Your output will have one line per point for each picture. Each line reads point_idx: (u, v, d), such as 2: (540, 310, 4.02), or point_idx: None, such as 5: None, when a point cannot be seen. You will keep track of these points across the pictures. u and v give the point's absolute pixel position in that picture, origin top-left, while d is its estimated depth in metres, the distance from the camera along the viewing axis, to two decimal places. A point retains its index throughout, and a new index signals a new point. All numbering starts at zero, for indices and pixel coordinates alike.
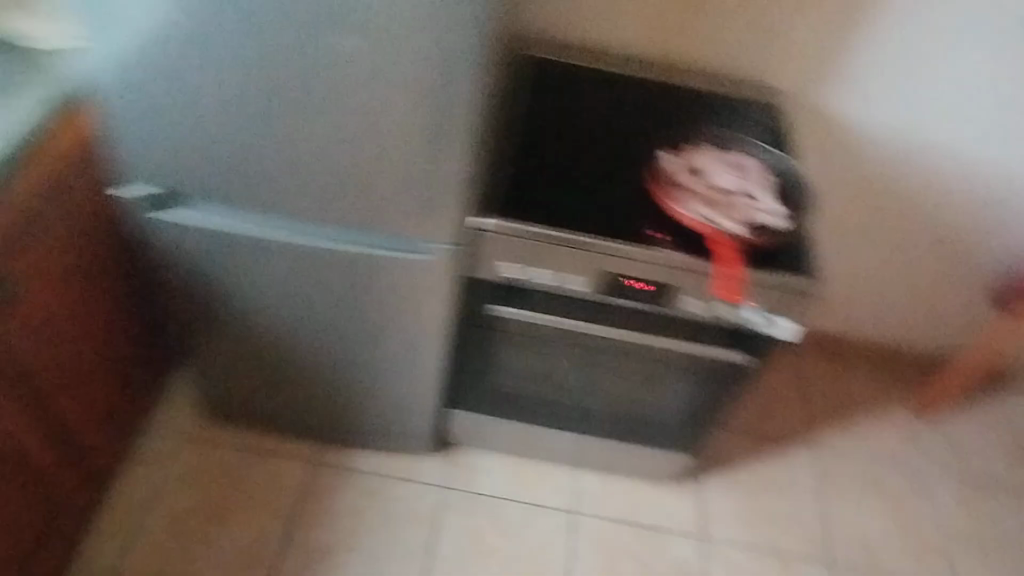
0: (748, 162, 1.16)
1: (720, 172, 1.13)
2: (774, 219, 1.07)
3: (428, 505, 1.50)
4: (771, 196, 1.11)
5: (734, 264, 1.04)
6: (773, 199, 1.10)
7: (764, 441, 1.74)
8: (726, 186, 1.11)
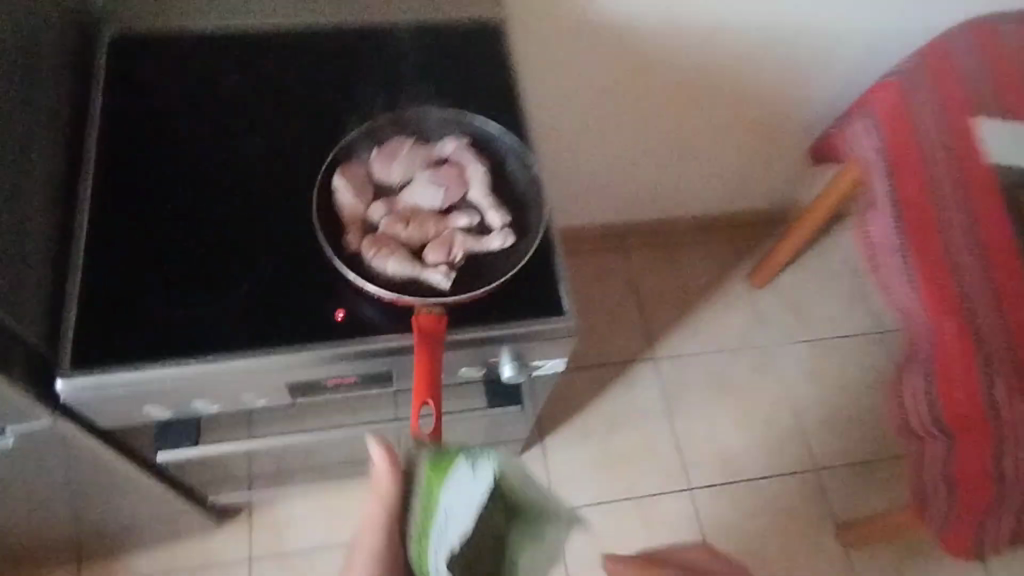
0: (448, 152, 0.81)
1: (411, 187, 0.78)
2: (496, 243, 0.76)
3: None
4: (488, 203, 0.78)
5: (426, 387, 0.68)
6: (490, 208, 0.78)
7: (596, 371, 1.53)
8: (424, 208, 0.78)
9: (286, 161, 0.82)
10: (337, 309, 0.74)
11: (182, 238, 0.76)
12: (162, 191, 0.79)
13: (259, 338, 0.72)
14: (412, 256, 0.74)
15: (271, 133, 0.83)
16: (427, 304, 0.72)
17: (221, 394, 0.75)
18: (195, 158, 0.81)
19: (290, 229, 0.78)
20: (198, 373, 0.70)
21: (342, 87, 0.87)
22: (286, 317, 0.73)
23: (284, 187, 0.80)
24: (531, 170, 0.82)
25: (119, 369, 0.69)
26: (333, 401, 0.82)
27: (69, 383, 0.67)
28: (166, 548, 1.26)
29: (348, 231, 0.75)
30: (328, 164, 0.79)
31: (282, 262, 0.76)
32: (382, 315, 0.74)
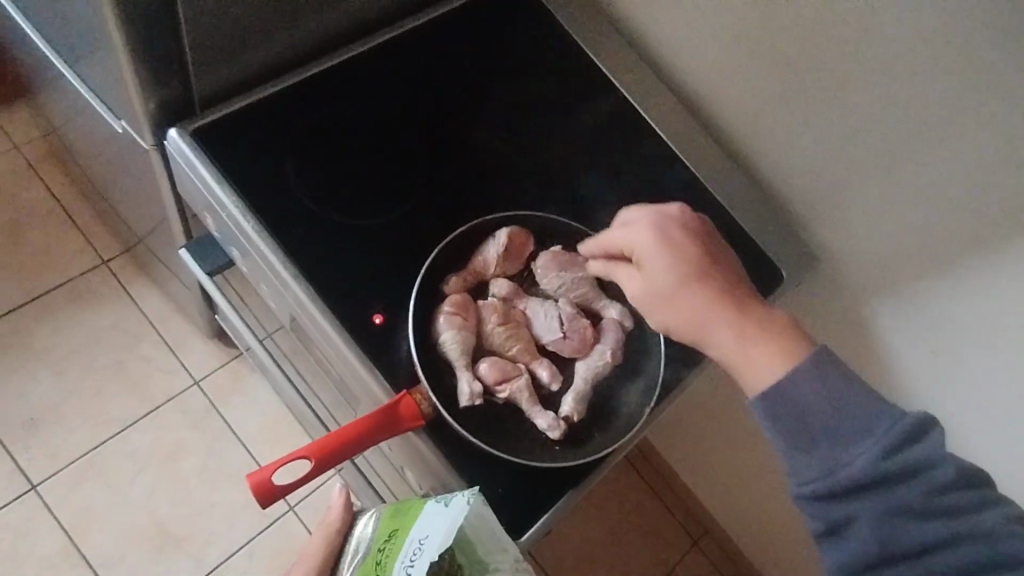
0: (605, 314, 0.71)
1: (543, 304, 0.69)
2: (540, 422, 0.65)
3: (160, 387, 1.25)
4: (578, 386, 0.67)
5: (318, 451, 0.58)
6: (573, 392, 0.67)
7: None
8: (530, 329, 0.68)
9: (502, 184, 0.77)
10: (378, 314, 0.67)
11: (369, 141, 0.76)
12: (404, 103, 0.78)
13: (319, 262, 0.68)
14: (470, 350, 0.65)
15: (521, 155, 0.79)
16: (426, 393, 0.63)
17: (249, 262, 0.72)
18: (455, 109, 0.80)
19: (442, 223, 0.73)
20: (243, 229, 0.67)
21: (606, 186, 0.81)
22: (350, 274, 0.68)
23: (478, 194, 0.76)
24: (642, 409, 0.68)
25: (208, 164, 0.68)
26: (307, 350, 0.76)
27: (176, 137, 0.69)
28: (167, 311, 1.29)
29: (458, 276, 0.68)
30: (514, 216, 0.72)
31: (398, 236, 0.72)
32: (404, 357, 0.66)
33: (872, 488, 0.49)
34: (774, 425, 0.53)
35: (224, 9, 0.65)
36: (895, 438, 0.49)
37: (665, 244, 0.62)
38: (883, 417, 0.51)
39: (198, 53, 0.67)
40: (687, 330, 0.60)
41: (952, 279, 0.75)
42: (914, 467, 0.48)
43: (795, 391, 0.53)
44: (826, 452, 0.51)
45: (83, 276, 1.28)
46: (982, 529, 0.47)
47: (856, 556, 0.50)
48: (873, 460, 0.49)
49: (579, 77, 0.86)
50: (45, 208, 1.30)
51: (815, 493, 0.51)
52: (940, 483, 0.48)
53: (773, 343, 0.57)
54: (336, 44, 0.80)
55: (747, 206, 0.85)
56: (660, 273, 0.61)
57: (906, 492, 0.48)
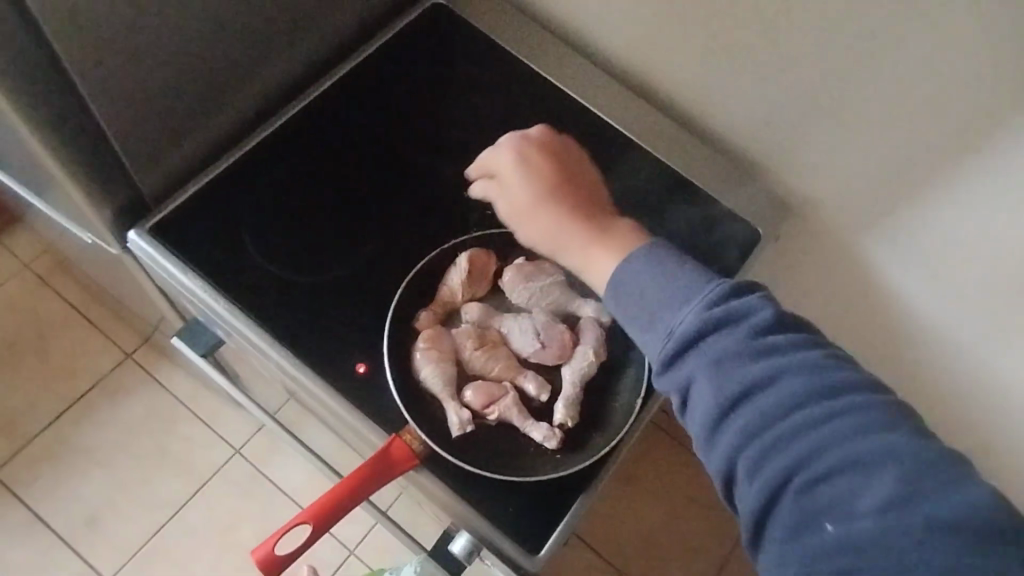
0: (581, 314, 0.71)
1: (517, 318, 0.70)
2: (535, 435, 0.66)
3: (203, 463, 1.29)
4: (567, 391, 0.67)
5: (315, 513, 0.60)
6: (562, 398, 0.67)
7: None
8: (509, 346, 0.69)
9: (459, 207, 0.78)
10: (360, 363, 0.69)
11: (321, 195, 0.77)
12: (349, 150, 0.79)
13: (295, 325, 0.70)
14: (452, 380, 0.66)
15: (472, 175, 0.80)
16: (416, 433, 0.64)
17: (233, 339, 0.74)
18: (399, 144, 0.81)
19: (407, 259, 0.74)
20: (217, 312, 0.69)
21: None
22: (327, 330, 0.70)
23: (437, 223, 0.77)
24: (635, 400, 0.68)
25: (171, 257, 0.71)
26: (311, 410, 0.78)
27: (136, 239, 0.71)
28: (194, 388, 1.33)
29: (428, 310, 0.69)
30: (472, 240, 0.73)
31: (366, 282, 0.73)
32: (392, 400, 0.67)
33: (700, 341, 0.49)
34: (623, 309, 0.55)
35: (145, 106, 0.67)
36: (714, 290, 0.50)
37: (522, 169, 0.67)
38: (706, 279, 0.51)
39: (135, 155, 0.69)
40: (547, 244, 0.65)
41: (926, 199, 0.73)
42: (732, 311, 0.48)
43: (631, 277, 0.55)
44: (661, 320, 0.51)
45: (110, 372, 1.33)
46: (807, 363, 0.46)
47: (699, 413, 0.48)
48: (697, 313, 0.49)
49: (516, 81, 0.86)
50: (63, 317, 1.36)
51: (659, 362, 0.51)
52: (762, 325, 0.47)
53: (613, 239, 0.61)
54: (272, 110, 0.81)
55: (710, 170, 0.83)
56: (520, 194, 0.66)
57: (727, 336, 0.48)
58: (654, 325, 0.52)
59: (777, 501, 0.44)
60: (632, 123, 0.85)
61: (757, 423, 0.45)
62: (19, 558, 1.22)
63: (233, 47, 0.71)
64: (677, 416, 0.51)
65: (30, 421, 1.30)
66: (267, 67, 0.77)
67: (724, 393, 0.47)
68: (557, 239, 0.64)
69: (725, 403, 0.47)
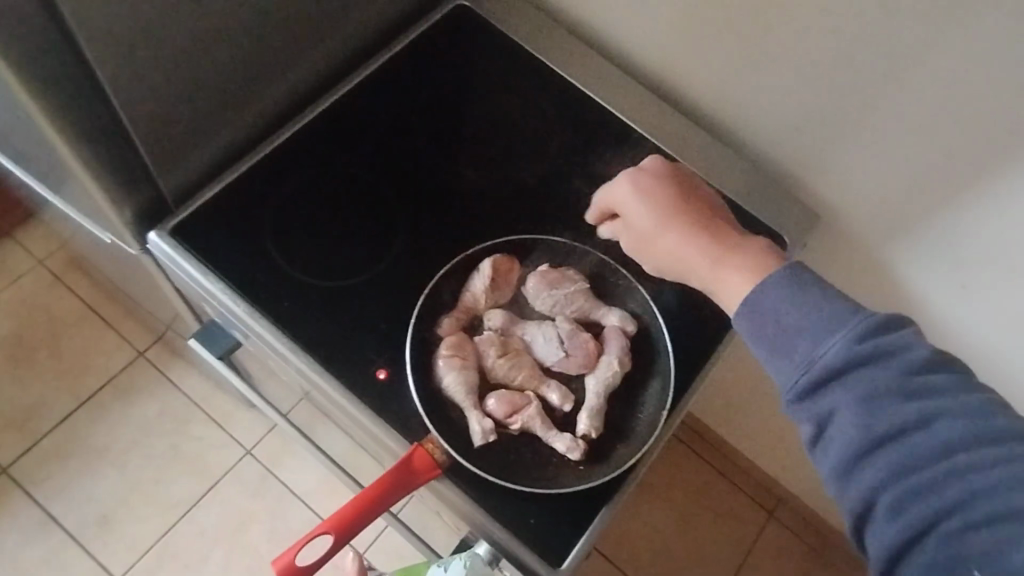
0: (605, 323, 0.70)
1: (540, 326, 0.69)
2: (559, 446, 0.64)
3: (214, 463, 1.28)
4: (591, 402, 0.66)
5: (334, 523, 0.59)
6: (586, 408, 0.66)
7: None
8: (532, 354, 0.68)
9: (481, 211, 0.77)
10: (381, 369, 0.68)
11: (341, 198, 0.76)
12: (370, 153, 0.78)
13: (316, 330, 0.69)
14: (474, 388, 0.65)
15: (494, 180, 0.79)
16: (438, 442, 0.64)
17: (252, 342, 0.74)
18: (421, 147, 0.80)
19: (429, 264, 0.73)
20: (237, 315, 0.68)
21: (587, 188, 0.79)
22: (347, 335, 0.69)
23: (459, 228, 0.76)
24: (660, 412, 0.67)
25: (192, 258, 0.70)
26: (327, 414, 0.77)
27: (156, 240, 0.70)
28: (206, 388, 1.32)
29: (451, 316, 0.68)
30: (495, 245, 0.72)
31: (386, 287, 0.72)
32: (413, 407, 0.66)
33: (848, 373, 0.47)
34: (754, 332, 0.52)
35: (167, 107, 0.66)
36: (865, 321, 0.48)
37: (642, 197, 0.67)
38: (856, 311, 0.49)
39: (157, 155, 0.68)
40: (678, 271, 0.64)
41: (965, 209, 0.72)
42: (888, 347, 0.47)
43: (767, 300, 0.53)
44: (801, 347, 0.49)
45: (123, 371, 1.33)
46: (968, 406, 0.44)
47: (843, 444, 0.47)
48: (845, 344, 0.48)
49: (539, 84, 0.85)
50: (77, 314, 1.36)
51: (797, 387, 0.49)
52: (918, 363, 0.46)
53: (744, 258, 0.59)
54: (293, 111, 0.81)
55: (737, 178, 0.82)
56: (643, 221, 0.66)
57: (881, 372, 0.46)
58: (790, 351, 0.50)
59: (920, 541, 0.43)
60: (656, 127, 0.83)
61: (908, 462, 0.44)
62: (30, 557, 1.21)
63: (256, 47, 0.71)
64: (807, 445, 0.50)
65: (42, 419, 1.29)
66: (289, 68, 0.76)
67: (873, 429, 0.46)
68: (690, 265, 0.63)
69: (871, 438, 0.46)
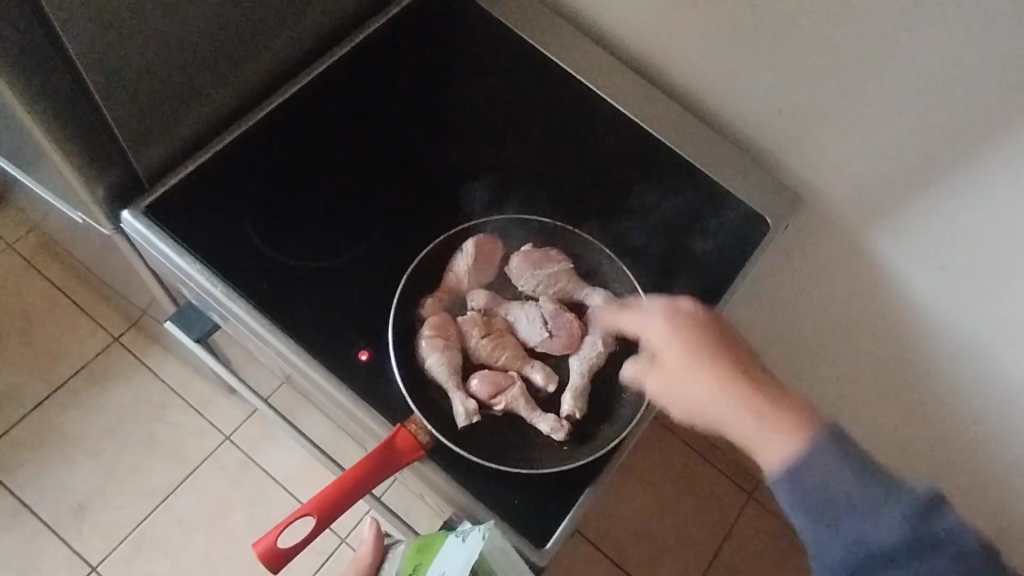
0: (589, 304, 0.70)
1: (524, 306, 0.68)
2: (543, 426, 0.64)
3: (191, 450, 1.27)
4: (575, 382, 0.66)
5: (315, 508, 0.59)
6: (570, 389, 0.66)
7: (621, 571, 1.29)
8: (516, 335, 0.67)
9: (464, 192, 0.76)
10: (363, 350, 0.67)
11: (321, 177, 0.74)
12: (350, 132, 0.77)
13: (296, 311, 0.67)
14: (458, 369, 0.65)
15: (476, 161, 0.78)
16: (422, 424, 0.62)
17: (230, 324, 0.72)
18: (403, 127, 0.79)
19: (410, 245, 0.72)
20: (216, 296, 0.67)
21: (570, 169, 0.79)
22: (328, 316, 0.68)
23: (441, 209, 0.75)
24: (643, 392, 0.67)
25: (167, 238, 0.68)
26: (308, 397, 0.76)
27: (130, 219, 0.68)
28: (184, 375, 1.30)
29: (434, 297, 0.68)
30: (478, 226, 0.71)
31: (367, 268, 0.70)
32: (396, 388, 0.65)
33: (899, 559, 0.46)
34: (796, 501, 0.49)
35: (140, 81, 0.64)
36: (920, 507, 0.46)
37: (672, 342, 0.58)
38: (902, 489, 0.47)
39: (130, 131, 0.67)
40: (706, 420, 0.56)
41: (944, 189, 0.72)
42: (940, 535, 0.46)
43: (811, 469, 0.49)
44: (850, 526, 0.48)
45: (97, 357, 1.30)
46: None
47: None
48: (900, 531, 0.46)
49: (522, 64, 0.84)
50: (50, 299, 1.33)
51: (843, 563, 0.48)
52: (963, 549, 0.46)
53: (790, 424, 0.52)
54: (271, 89, 0.79)
55: (719, 159, 0.82)
56: (671, 366, 0.58)
57: (932, 562, 0.46)
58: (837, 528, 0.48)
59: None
60: (640, 108, 0.83)
61: None
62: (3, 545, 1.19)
63: (234, 22, 0.69)
64: None
65: (14, 407, 1.26)
66: (266, 43, 0.74)
67: None
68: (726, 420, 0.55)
69: None
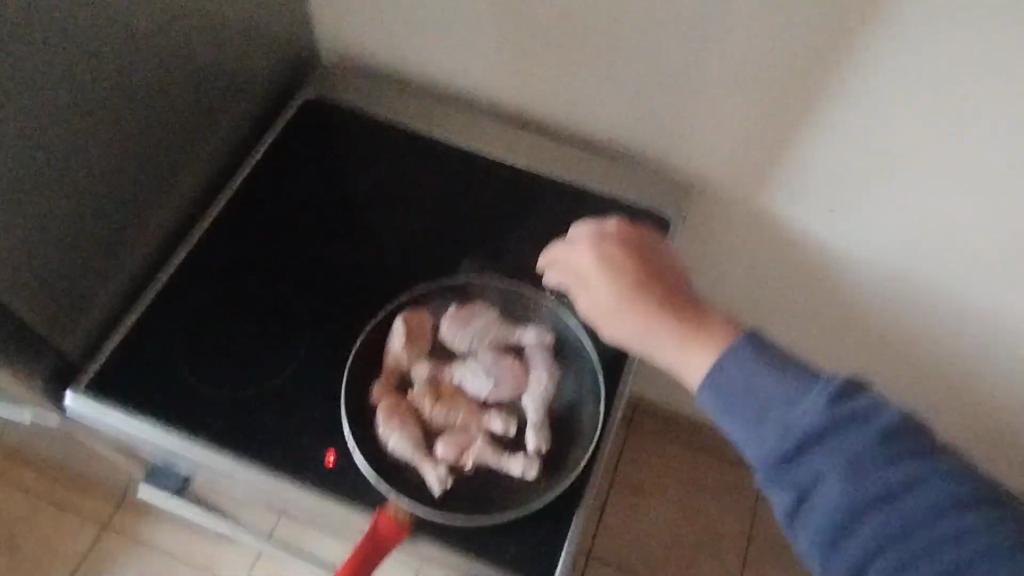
0: (525, 342, 0.73)
1: (465, 364, 0.71)
2: (515, 469, 0.67)
3: None
4: (532, 419, 0.69)
5: None
6: (530, 427, 0.68)
7: None
8: (465, 394, 0.70)
9: (384, 279, 0.80)
10: (328, 453, 0.69)
11: (246, 306, 0.77)
12: (261, 257, 0.81)
13: (255, 437, 0.69)
14: (420, 442, 0.67)
15: (386, 246, 0.82)
16: (400, 502, 0.65)
17: (199, 471, 0.74)
18: (309, 237, 0.83)
19: (346, 342, 0.75)
20: (175, 449, 0.69)
21: (474, 228, 0.84)
22: (287, 431, 0.70)
23: (366, 301, 0.78)
24: (599, 407, 0.70)
25: (114, 408, 0.70)
26: (296, 516, 0.78)
27: (74, 402, 0.70)
28: (182, 537, 1.29)
29: (379, 382, 0.70)
30: (403, 304, 0.75)
31: (311, 376, 0.73)
32: (368, 480, 0.67)
33: (820, 442, 0.51)
34: (730, 414, 0.56)
35: (46, 275, 0.67)
36: (831, 391, 0.52)
37: (598, 268, 0.69)
38: (816, 390, 0.53)
39: (51, 320, 0.69)
40: (640, 346, 0.67)
41: (815, 142, 0.77)
42: (857, 416, 0.51)
43: (735, 383, 0.56)
44: (776, 418, 0.53)
45: (91, 548, 1.28)
46: (936, 471, 0.50)
47: (822, 511, 0.51)
48: (819, 413, 0.51)
49: (403, 148, 0.89)
50: (28, 507, 1.31)
51: (775, 461, 0.53)
52: (883, 431, 0.50)
53: (709, 336, 0.62)
54: (177, 240, 0.83)
55: (608, 175, 0.87)
56: (596, 292, 0.69)
57: (855, 440, 0.51)
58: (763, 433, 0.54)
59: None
60: (522, 154, 0.88)
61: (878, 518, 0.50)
62: None
63: (120, 195, 0.73)
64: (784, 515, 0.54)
65: None
66: (160, 202, 0.78)
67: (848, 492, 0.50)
68: (645, 330, 0.66)
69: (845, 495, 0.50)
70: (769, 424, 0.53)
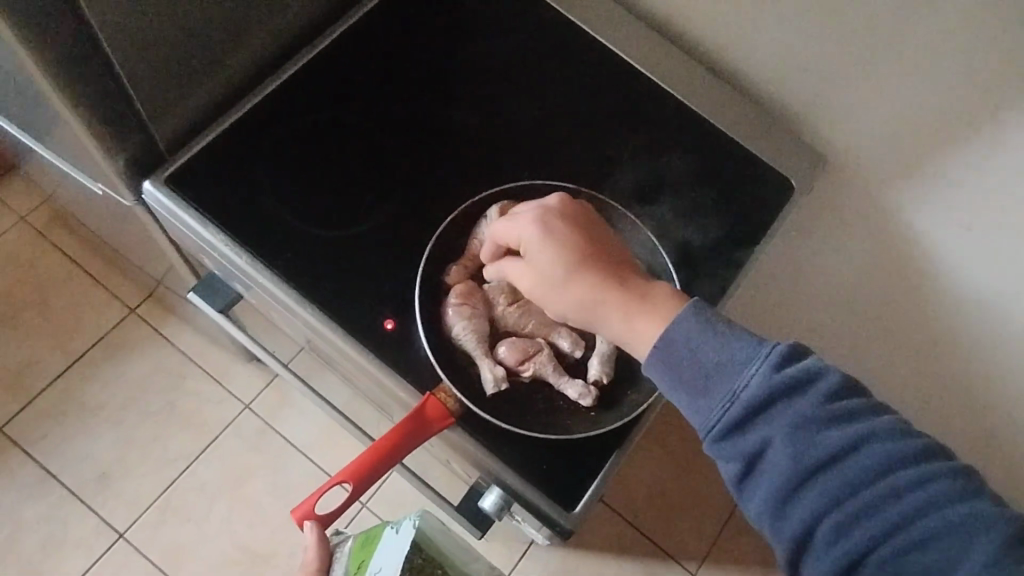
0: None
1: None
2: (571, 392, 0.64)
3: (213, 417, 1.28)
4: (602, 348, 0.66)
5: (345, 476, 0.60)
6: (597, 355, 0.66)
7: (637, 529, 1.31)
8: None
9: (487, 159, 0.75)
10: (390, 319, 0.67)
11: (341, 145, 0.73)
12: (367, 98, 0.76)
13: (320, 280, 0.67)
14: (485, 336, 0.65)
15: (496, 127, 0.77)
16: (450, 391, 0.63)
17: (254, 293, 0.72)
18: (419, 93, 0.77)
19: (434, 213, 0.72)
20: (240, 266, 0.67)
21: (592, 134, 0.78)
22: (354, 284, 0.67)
23: (462, 177, 0.74)
24: None
25: (189, 209, 0.67)
26: (336, 365, 0.77)
27: (152, 190, 0.68)
28: (202, 343, 1.31)
29: (458, 266, 0.67)
30: (502, 193, 0.71)
31: (391, 236, 0.70)
32: (425, 358, 0.65)
33: (767, 407, 0.47)
34: (676, 380, 0.50)
35: (158, 53, 0.63)
36: (777, 352, 0.48)
37: (553, 234, 0.58)
38: (758, 348, 0.49)
39: (151, 102, 0.66)
40: (581, 319, 0.58)
41: (977, 160, 0.69)
42: (802, 376, 0.47)
43: (682, 340, 0.51)
44: (724, 381, 0.49)
45: (116, 326, 1.31)
46: (883, 428, 0.45)
47: (774, 481, 0.46)
48: (765, 376, 0.47)
49: (540, 25, 0.82)
50: (64, 271, 1.33)
51: (722, 431, 0.48)
52: (829, 390, 0.46)
53: (655, 305, 0.55)
54: (285, 54, 0.78)
55: (745, 122, 0.80)
56: (547, 263, 0.58)
57: (800, 404, 0.46)
58: (715, 404, 0.49)
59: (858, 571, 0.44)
60: (663, 70, 0.81)
61: (838, 483, 0.45)
62: (32, 512, 1.21)
63: None
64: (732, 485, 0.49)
65: (36, 378, 1.28)
66: (280, 9, 0.73)
67: (801, 447, 0.46)
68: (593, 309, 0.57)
69: (791, 452, 0.46)
70: (720, 391, 0.49)
